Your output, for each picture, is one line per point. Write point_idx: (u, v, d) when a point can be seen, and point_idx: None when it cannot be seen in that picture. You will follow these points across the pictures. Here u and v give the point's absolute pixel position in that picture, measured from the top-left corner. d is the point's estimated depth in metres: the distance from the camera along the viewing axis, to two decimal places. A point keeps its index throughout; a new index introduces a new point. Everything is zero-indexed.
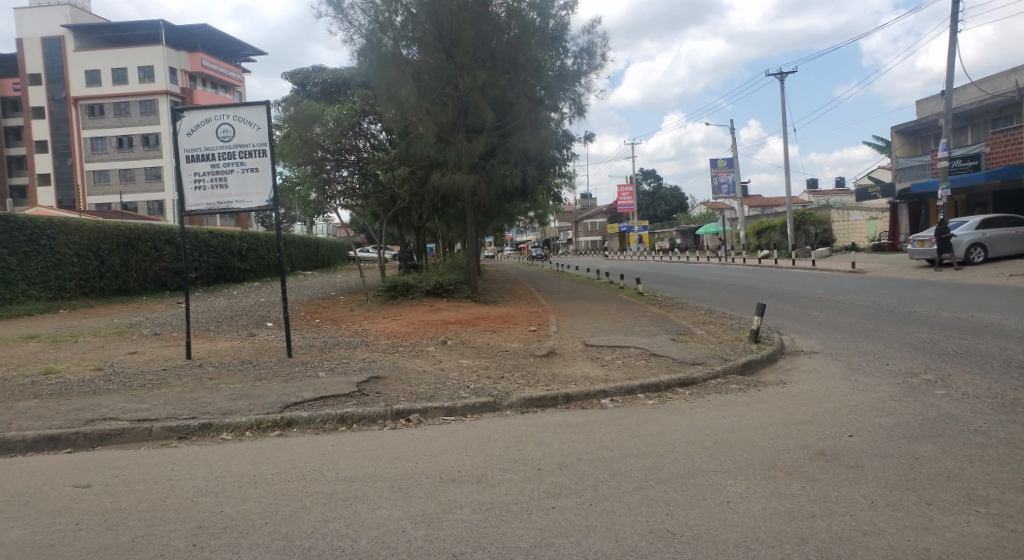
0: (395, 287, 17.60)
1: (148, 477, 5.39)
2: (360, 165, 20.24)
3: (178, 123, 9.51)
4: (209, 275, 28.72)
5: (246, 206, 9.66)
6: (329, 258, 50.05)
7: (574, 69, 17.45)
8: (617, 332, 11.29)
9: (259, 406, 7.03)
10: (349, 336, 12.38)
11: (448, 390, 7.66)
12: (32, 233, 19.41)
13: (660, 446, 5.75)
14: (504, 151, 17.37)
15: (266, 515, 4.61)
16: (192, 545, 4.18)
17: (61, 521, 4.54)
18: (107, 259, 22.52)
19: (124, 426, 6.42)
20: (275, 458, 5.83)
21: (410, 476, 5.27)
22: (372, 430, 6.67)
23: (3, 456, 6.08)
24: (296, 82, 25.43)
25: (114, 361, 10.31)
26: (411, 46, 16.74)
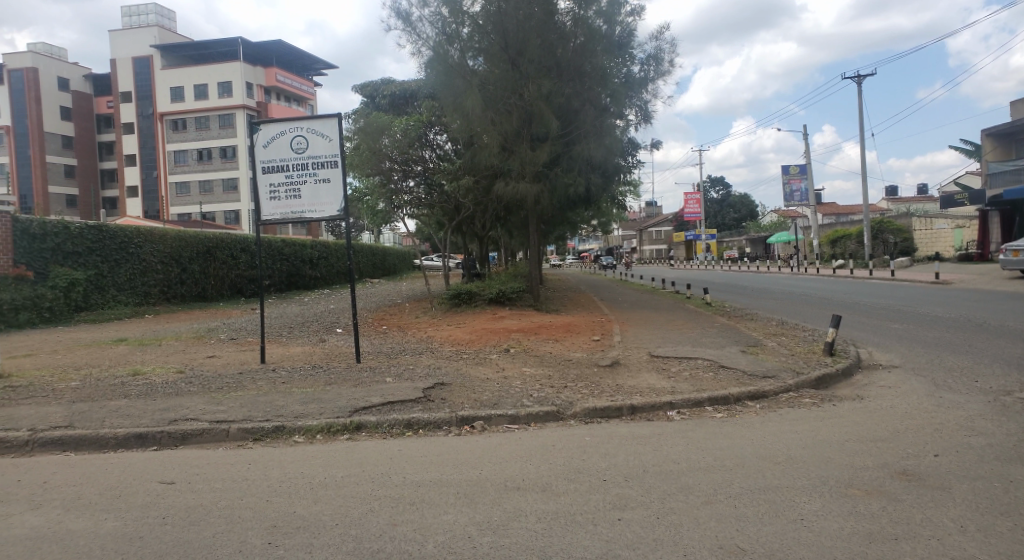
0: (458, 295, 17.83)
1: (227, 476, 5.61)
2: (426, 175, 20.63)
3: (256, 136, 9.90)
4: (282, 282, 29.71)
5: (318, 216, 9.97)
6: (395, 266, 51.02)
7: (640, 75, 17.30)
8: (685, 344, 11.08)
9: (330, 410, 7.23)
10: (414, 343, 12.61)
11: (513, 398, 7.68)
12: (121, 242, 20.55)
13: (730, 460, 5.62)
14: (568, 159, 17.36)
15: (337, 517, 4.72)
16: (267, 543, 4.31)
17: (149, 515, 4.77)
18: (188, 267, 23.60)
19: (204, 427, 6.70)
20: (345, 461, 5.98)
21: (475, 483, 5.31)
22: (437, 435, 6.76)
23: (97, 451, 6.44)
24: (366, 95, 26.11)
25: (194, 364, 10.78)
26: (477, 57, 16.96)
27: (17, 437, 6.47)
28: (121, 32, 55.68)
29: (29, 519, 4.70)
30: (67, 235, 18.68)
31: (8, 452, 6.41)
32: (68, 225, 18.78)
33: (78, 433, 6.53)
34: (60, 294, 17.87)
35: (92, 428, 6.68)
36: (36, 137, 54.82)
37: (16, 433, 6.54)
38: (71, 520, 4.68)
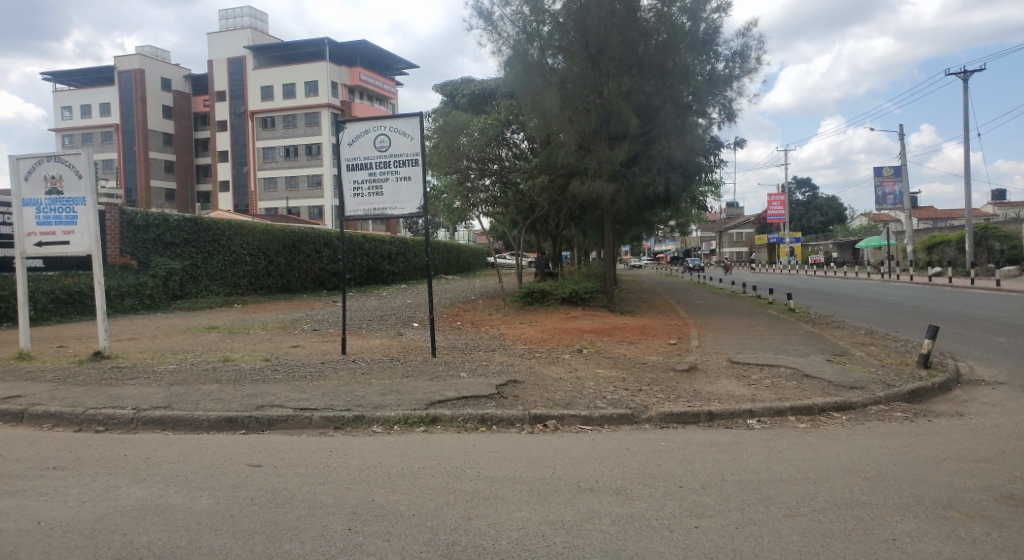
0: (531, 294, 17.88)
1: (310, 462, 5.82)
2: (502, 174, 20.61)
3: (342, 135, 10.22)
4: (361, 277, 30.54)
5: (399, 213, 10.19)
6: (469, 264, 51.37)
7: (725, 73, 16.83)
8: (766, 350, 10.73)
9: (407, 402, 7.38)
10: (488, 339, 12.73)
11: (587, 399, 7.64)
12: (215, 234, 21.61)
13: (814, 473, 5.40)
14: (647, 158, 17.12)
15: (415, 507, 4.82)
16: (348, 529, 4.45)
17: (239, 495, 5.00)
18: (275, 260, 24.59)
19: (289, 414, 6.97)
20: (420, 452, 6.10)
21: (549, 482, 5.31)
22: (509, 433, 6.80)
23: (191, 432, 6.80)
24: (446, 94, 26.46)
25: (280, 352, 11.22)
26: (557, 55, 16.92)
27: (122, 415, 6.92)
28: (219, 35, 58.47)
29: (132, 491, 5.01)
30: (167, 227, 19.80)
31: (114, 429, 6.85)
32: (167, 218, 19.91)
33: (175, 414, 6.91)
34: (159, 282, 18.97)
35: (187, 410, 7.05)
36: (140, 135, 58.30)
37: (121, 411, 6.99)
38: (169, 495, 4.96)
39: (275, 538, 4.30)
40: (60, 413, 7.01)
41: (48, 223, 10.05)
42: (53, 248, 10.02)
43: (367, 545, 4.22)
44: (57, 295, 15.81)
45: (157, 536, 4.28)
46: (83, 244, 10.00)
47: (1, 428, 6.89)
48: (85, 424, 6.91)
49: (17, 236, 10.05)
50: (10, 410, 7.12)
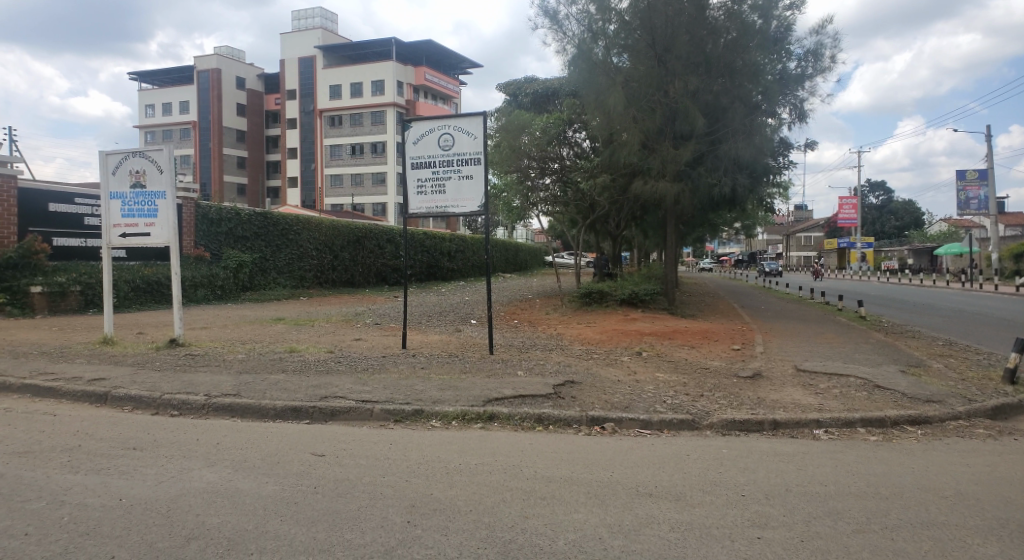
0: (590, 294, 17.76)
1: (371, 453, 5.93)
2: (562, 173, 20.53)
3: (407, 133, 10.38)
4: (422, 273, 30.98)
5: (460, 211, 10.28)
6: (526, 262, 51.30)
7: (797, 72, 16.32)
8: (835, 359, 10.38)
9: (465, 398, 7.44)
10: (546, 339, 12.71)
11: (646, 402, 7.53)
12: (283, 228, 22.28)
13: (886, 489, 5.19)
14: (713, 158, 16.79)
15: (472, 503, 4.85)
16: (407, 521, 4.51)
17: (303, 483, 5.13)
18: (340, 255, 25.18)
19: (351, 405, 7.12)
20: (478, 449, 6.14)
21: (607, 484, 5.26)
22: (566, 433, 6.77)
23: (259, 420, 7.02)
24: (509, 93, 26.53)
25: (343, 345, 11.47)
26: (622, 54, 16.73)
27: (195, 401, 7.20)
28: (291, 35, 60.15)
29: (203, 474, 5.21)
30: (239, 221, 20.52)
31: (188, 413, 7.14)
32: (239, 212, 20.63)
33: (244, 402, 7.15)
34: (231, 274, 19.67)
35: (255, 398, 7.29)
36: (216, 132, 60.57)
37: (194, 396, 7.28)
38: (238, 479, 5.13)
39: (337, 527, 4.39)
40: (139, 396, 7.35)
41: (131, 215, 10.55)
42: (135, 239, 10.52)
43: (425, 539, 4.27)
44: (138, 284, 16.56)
45: (226, 519, 4.42)
46: (162, 236, 10.44)
47: (85, 408, 7.26)
48: (161, 408, 7.22)
49: (103, 227, 10.58)
50: (93, 391, 7.51)
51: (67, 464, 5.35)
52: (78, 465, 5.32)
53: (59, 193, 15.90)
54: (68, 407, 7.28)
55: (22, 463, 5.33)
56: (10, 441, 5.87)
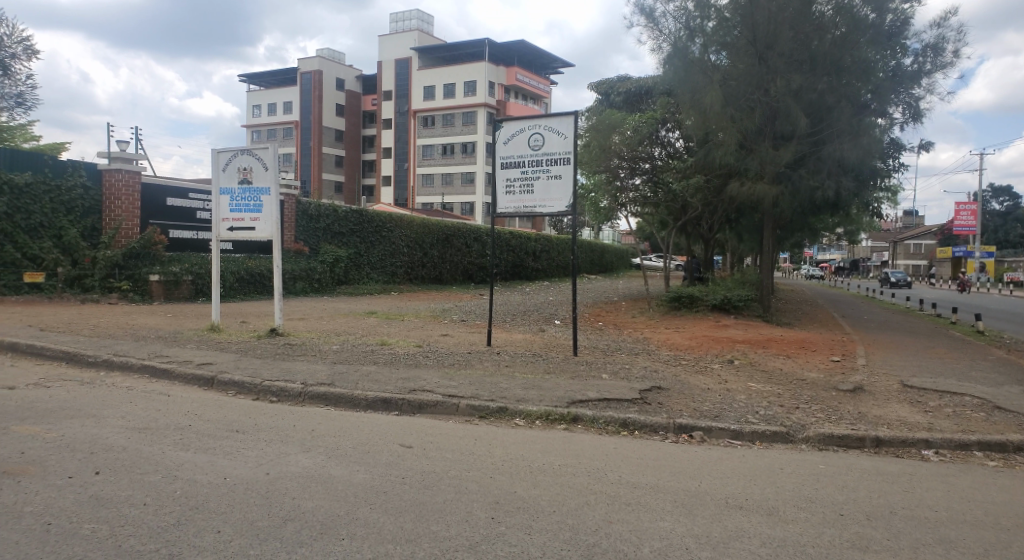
0: (679, 299, 17.37)
1: (457, 448, 6.02)
2: (653, 173, 20.16)
3: (497, 133, 10.48)
4: (507, 272, 31.22)
5: (548, 211, 10.26)
6: (613, 264, 50.65)
7: (913, 68, 15.36)
8: (947, 376, 9.70)
9: (550, 398, 7.42)
10: (632, 342, 12.52)
11: (737, 412, 7.29)
12: (377, 225, 22.98)
13: (1007, 519, 4.81)
14: (815, 160, 16.12)
15: (556, 504, 4.83)
16: (491, 518, 4.54)
17: (391, 473, 5.26)
18: (430, 252, 25.70)
19: (438, 399, 7.24)
20: (562, 450, 6.12)
21: (694, 494, 5.12)
22: (653, 440, 6.64)
23: (351, 409, 7.24)
24: (601, 92, 26.31)
25: (431, 340, 11.69)
26: (721, 51, 16.25)
27: (292, 388, 7.51)
28: (389, 38, 61.87)
29: (299, 459, 5.42)
30: (336, 218, 21.33)
31: (285, 400, 7.46)
32: (337, 208, 21.43)
33: (338, 392, 7.40)
34: (327, 268, 20.44)
35: (348, 388, 7.53)
36: (317, 131, 63.13)
37: (291, 384, 7.60)
38: (331, 466, 5.32)
39: (423, 518, 4.47)
40: (242, 381, 7.74)
41: (239, 210, 11.13)
42: (241, 233, 11.10)
43: (509, 536, 4.28)
44: (243, 275, 17.45)
45: (319, 504, 4.58)
46: (266, 230, 10.96)
47: (194, 390, 7.70)
48: (261, 394, 7.58)
49: (213, 221, 11.19)
50: (201, 375, 7.97)
51: (179, 442, 5.69)
52: (188, 443, 5.66)
53: (176, 188, 16.96)
54: (179, 388, 7.75)
55: (141, 438, 5.72)
56: (129, 418, 6.31)
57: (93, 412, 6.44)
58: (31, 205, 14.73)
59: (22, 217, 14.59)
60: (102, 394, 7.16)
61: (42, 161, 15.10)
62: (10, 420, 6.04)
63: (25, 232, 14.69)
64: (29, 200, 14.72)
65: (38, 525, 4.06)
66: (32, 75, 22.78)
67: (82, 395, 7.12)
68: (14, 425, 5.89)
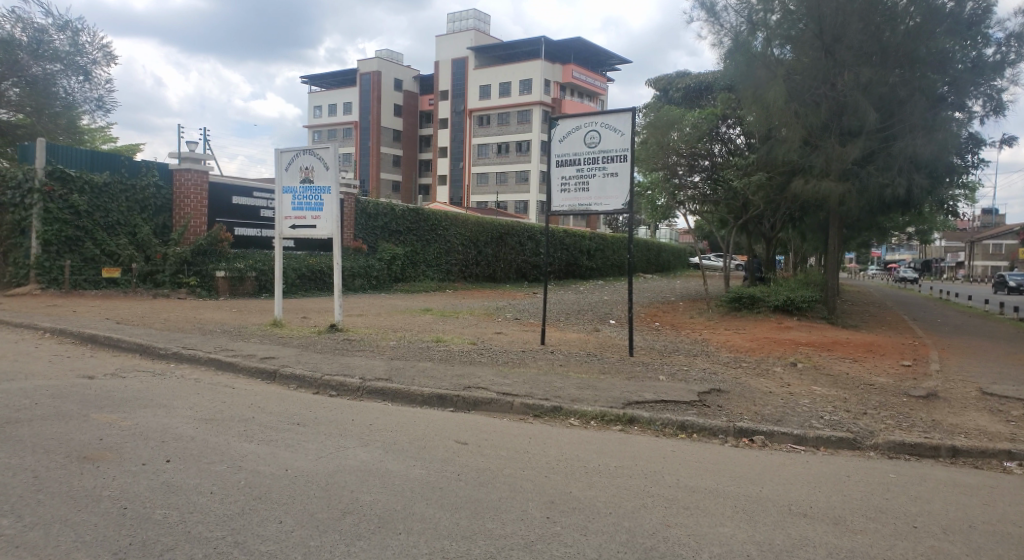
0: (739, 299, 16.95)
1: (512, 445, 6.01)
2: (713, 170, 19.75)
3: (553, 131, 10.45)
4: (560, 271, 31.15)
5: (604, 209, 10.15)
6: (670, 263, 49.71)
7: (995, 59, 14.59)
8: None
9: (605, 399, 7.34)
10: (690, 343, 12.30)
11: (801, 417, 7.06)
12: (432, 224, 23.18)
13: None
14: (885, 156, 15.50)
15: (612, 506, 4.75)
16: (546, 517, 4.50)
17: (447, 469, 5.27)
18: (483, 251, 25.81)
19: (492, 397, 7.25)
20: (617, 451, 6.03)
21: (756, 500, 4.97)
22: (711, 443, 6.49)
23: (407, 405, 7.31)
24: (659, 89, 25.94)
25: (485, 338, 11.71)
26: (785, 45, 15.80)
27: (351, 383, 7.63)
28: (446, 38, 62.48)
29: (357, 453, 5.50)
30: (393, 216, 21.62)
31: (344, 394, 7.58)
32: (394, 207, 21.71)
33: (395, 387, 7.49)
34: (385, 266, 20.77)
35: (405, 384, 7.60)
36: (375, 131, 64.24)
37: (350, 379, 7.72)
38: (388, 460, 5.38)
39: (478, 515, 4.46)
40: (303, 375, 7.90)
41: (301, 209, 11.39)
42: (303, 230, 11.34)
43: (564, 537, 4.24)
44: (304, 272, 17.86)
45: (377, 497, 4.63)
46: (326, 229, 11.17)
47: (257, 383, 7.91)
48: (321, 388, 7.72)
49: (276, 219, 11.48)
50: (264, 369, 8.17)
51: (244, 433, 5.84)
52: (251, 435, 5.80)
53: (241, 187, 17.49)
54: (243, 381, 7.97)
55: (208, 429, 5.89)
56: (198, 409, 6.51)
57: (164, 402, 6.68)
58: (108, 204, 15.39)
59: (101, 215, 15.26)
60: (172, 385, 7.44)
61: (119, 161, 15.78)
62: (88, 408, 6.32)
63: (104, 229, 15.38)
64: (107, 198, 15.38)
65: (114, 509, 4.22)
66: (111, 81, 23.82)
67: (154, 386, 7.40)
68: (92, 413, 6.16)
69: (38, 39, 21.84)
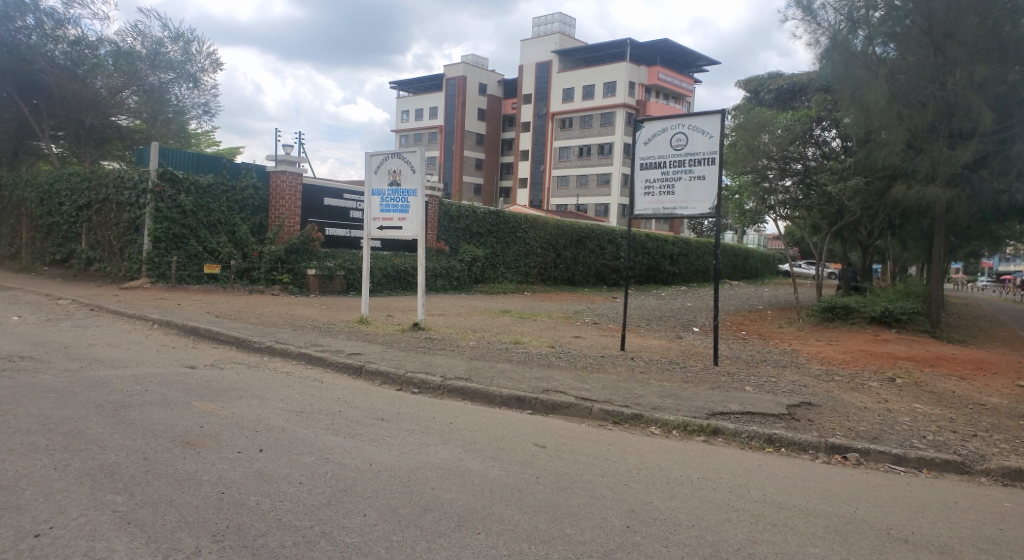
0: (833, 309, 16.15)
1: (592, 452, 5.93)
2: (806, 174, 18.94)
3: (638, 134, 10.32)
4: (642, 275, 30.72)
5: (690, 212, 9.90)
6: (757, 269, 48.07)
7: None
8: None
9: (688, 408, 7.15)
10: (778, 354, 11.85)
11: (901, 436, 6.66)
12: (512, 226, 23.36)
13: None
14: (1000, 160, 14.50)
15: (694, 519, 4.62)
16: (626, 526, 4.42)
17: (526, 472, 5.26)
18: (563, 254, 25.77)
19: (571, 401, 7.18)
20: (699, 463, 5.86)
21: (850, 521, 4.73)
22: (801, 459, 6.22)
23: (485, 406, 7.35)
24: (750, 90, 25.17)
25: (564, 342, 11.65)
26: (888, 43, 15.01)
27: (433, 381, 7.75)
28: (531, 42, 62.80)
29: (438, 450, 5.58)
30: (474, 218, 21.90)
31: (425, 392, 7.70)
32: (476, 210, 21.99)
33: (474, 387, 7.54)
34: (466, 267, 21.03)
35: (485, 385, 7.65)
36: (459, 135, 65.27)
37: (432, 377, 7.84)
38: (468, 460, 5.42)
39: (558, 520, 4.43)
40: (387, 372, 8.09)
41: (388, 211, 11.66)
42: (389, 231, 11.62)
43: (645, 547, 4.15)
44: (389, 272, 18.32)
45: (457, 496, 4.67)
46: (412, 230, 11.41)
47: (344, 378, 8.15)
48: (403, 385, 7.88)
49: (365, 220, 11.80)
50: (350, 364, 8.41)
51: (331, 426, 6.03)
52: (338, 428, 5.97)
53: (333, 188, 18.10)
54: (331, 376, 8.23)
55: (298, 421, 6.11)
56: (290, 401, 6.77)
57: (258, 394, 6.98)
58: (210, 204, 16.23)
59: (204, 214, 16.11)
60: (266, 378, 7.76)
61: (221, 164, 16.66)
62: (190, 396, 6.68)
63: (206, 228, 16.25)
64: (210, 199, 16.22)
65: (212, 493, 4.42)
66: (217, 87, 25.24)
67: (249, 377, 7.75)
68: (194, 401, 6.50)
69: (155, 50, 23.32)
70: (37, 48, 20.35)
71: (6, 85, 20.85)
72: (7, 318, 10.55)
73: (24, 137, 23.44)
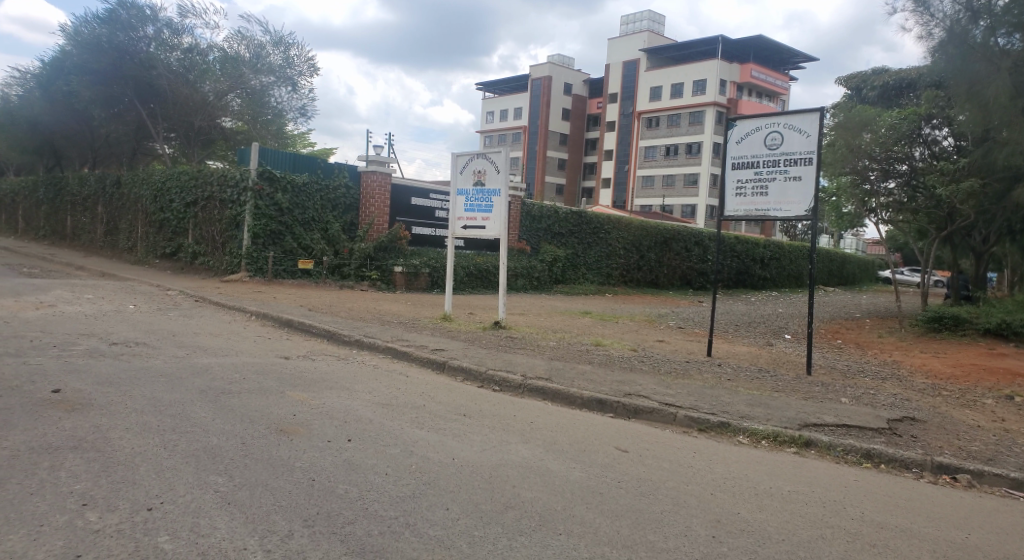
0: (940, 319, 15.18)
1: (675, 458, 5.77)
2: (912, 175, 17.89)
3: (730, 133, 9.99)
4: (730, 279, 29.83)
5: (784, 214, 9.52)
6: (855, 276, 45.71)
7: None
8: None
9: (779, 418, 6.86)
10: (876, 365, 11.22)
11: (1017, 458, 6.15)
12: (594, 226, 23.18)
13: None
14: None
15: (785, 533, 4.42)
16: (712, 537, 4.26)
17: (608, 475, 5.17)
18: (647, 255, 25.35)
19: (655, 406, 7.02)
20: (790, 475, 5.60)
21: (960, 547, 4.39)
22: (903, 477, 5.85)
23: (566, 407, 7.29)
24: (851, 87, 24.02)
25: (647, 345, 11.43)
26: (1012, 34, 13.76)
27: (513, 379, 7.75)
28: (620, 41, 62.14)
29: (519, 449, 5.55)
30: (557, 219, 21.84)
31: (505, 390, 7.72)
32: (558, 210, 21.94)
33: (554, 387, 7.49)
34: (547, 267, 21.05)
35: (566, 385, 7.59)
36: (544, 135, 65.39)
37: (512, 376, 7.85)
38: (549, 460, 5.38)
39: (641, 525, 4.32)
40: (468, 369, 8.16)
41: (472, 210, 11.78)
42: (473, 230, 11.74)
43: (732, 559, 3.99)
44: (472, 270, 18.53)
45: (538, 495, 4.64)
46: (495, 230, 11.48)
47: (427, 373, 8.28)
48: (484, 382, 7.92)
49: (449, 220, 11.96)
50: (433, 359, 8.54)
51: (416, 420, 6.12)
52: (422, 422, 6.04)
53: (420, 188, 18.48)
54: (415, 370, 8.38)
55: (384, 414, 6.22)
56: (376, 393, 6.91)
57: (347, 385, 7.18)
58: (305, 201, 16.85)
59: (298, 212, 16.74)
60: (354, 370, 7.98)
61: (316, 164, 17.28)
62: (284, 385, 6.94)
63: (301, 225, 16.87)
64: (305, 197, 16.84)
65: (304, 479, 4.55)
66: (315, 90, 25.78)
67: (337, 369, 8.00)
68: (288, 390, 6.75)
69: (257, 54, 24.31)
70: (156, 56, 21.94)
71: (127, 89, 22.65)
72: (122, 306, 11.30)
73: (142, 138, 25.67)
